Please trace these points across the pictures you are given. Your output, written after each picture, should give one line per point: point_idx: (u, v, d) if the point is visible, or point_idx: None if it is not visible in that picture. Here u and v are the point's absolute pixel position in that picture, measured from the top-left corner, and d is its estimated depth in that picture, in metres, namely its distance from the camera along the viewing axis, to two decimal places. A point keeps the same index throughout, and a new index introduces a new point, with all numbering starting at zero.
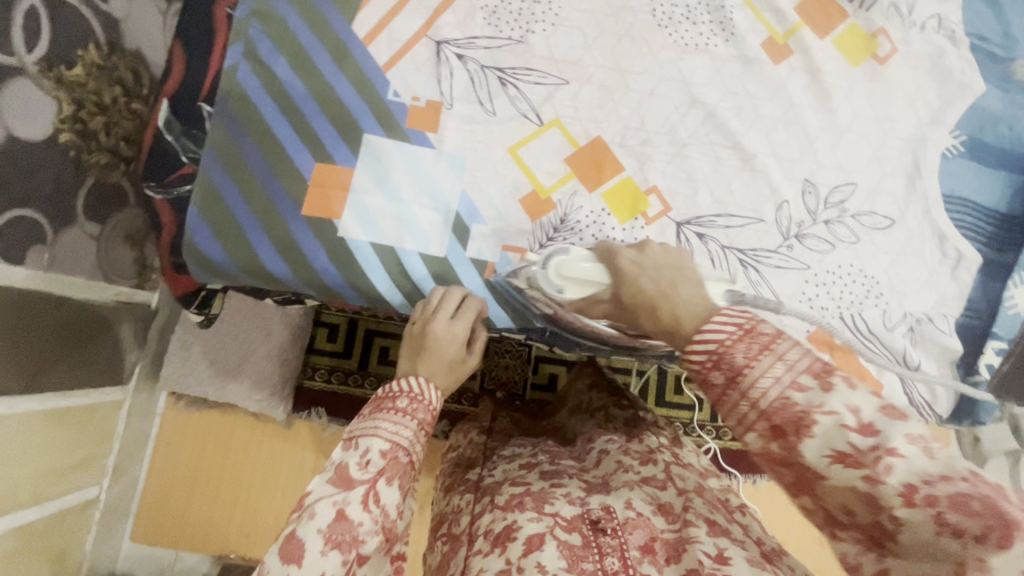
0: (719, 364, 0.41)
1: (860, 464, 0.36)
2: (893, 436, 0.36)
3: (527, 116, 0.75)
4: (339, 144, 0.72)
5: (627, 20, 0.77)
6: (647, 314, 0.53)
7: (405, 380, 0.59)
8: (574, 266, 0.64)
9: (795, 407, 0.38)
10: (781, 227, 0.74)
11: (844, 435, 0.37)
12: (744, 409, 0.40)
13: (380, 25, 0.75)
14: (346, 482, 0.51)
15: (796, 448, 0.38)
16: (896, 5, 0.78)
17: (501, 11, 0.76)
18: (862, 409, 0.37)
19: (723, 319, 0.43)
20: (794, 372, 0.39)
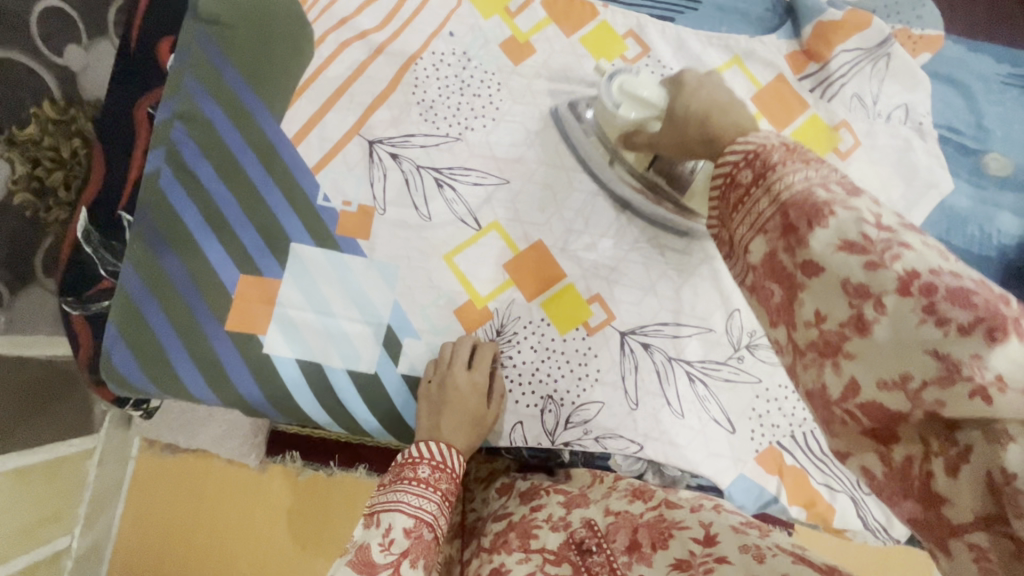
0: (753, 160, 0.38)
1: (866, 251, 0.31)
2: (906, 235, 0.31)
3: (464, 220, 0.71)
4: (265, 254, 0.69)
5: (573, 114, 0.73)
6: (695, 126, 0.50)
7: (428, 446, 0.60)
8: (640, 86, 0.62)
9: (813, 198, 0.34)
10: (730, 336, 0.71)
11: (859, 226, 0.32)
12: (763, 203, 0.37)
13: (310, 123, 0.72)
14: (368, 565, 0.51)
15: (804, 240, 0.34)
16: (858, 97, 0.73)
17: (438, 106, 0.73)
18: (883, 214, 0.33)
19: (765, 135, 0.40)
20: (825, 178, 0.35)
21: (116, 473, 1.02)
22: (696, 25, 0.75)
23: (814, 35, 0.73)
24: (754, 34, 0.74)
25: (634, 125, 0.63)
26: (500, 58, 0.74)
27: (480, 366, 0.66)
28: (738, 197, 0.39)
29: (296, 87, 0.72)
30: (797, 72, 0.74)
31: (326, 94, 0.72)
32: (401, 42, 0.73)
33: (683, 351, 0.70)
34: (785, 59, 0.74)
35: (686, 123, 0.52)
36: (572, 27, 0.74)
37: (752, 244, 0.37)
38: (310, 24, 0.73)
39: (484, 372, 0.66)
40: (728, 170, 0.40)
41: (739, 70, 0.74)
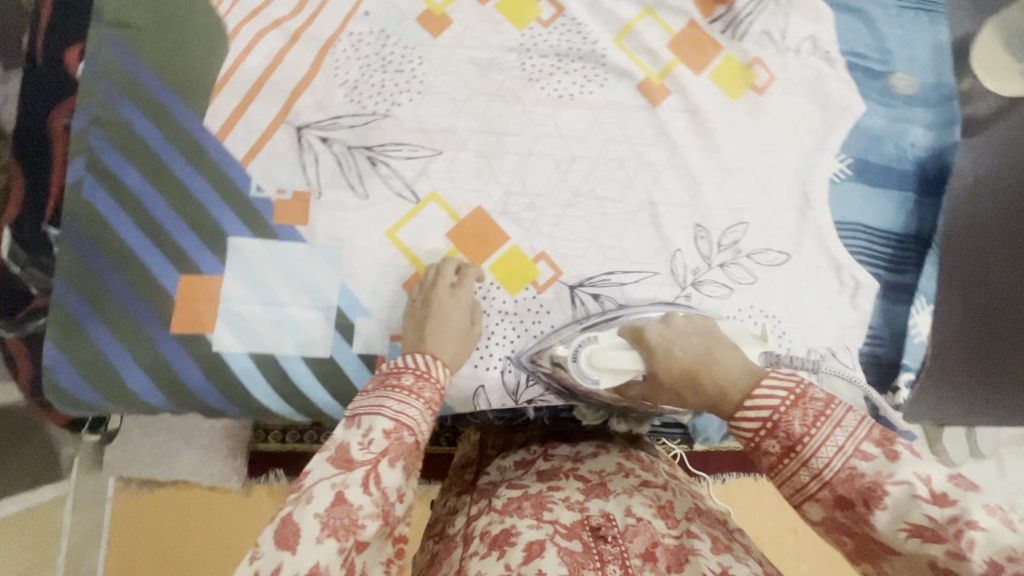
0: (774, 432, 0.43)
1: (940, 537, 0.36)
2: (971, 505, 0.36)
3: (402, 194, 0.71)
4: (203, 251, 0.68)
5: (496, 79, 0.74)
6: (688, 387, 0.55)
7: (414, 357, 0.57)
8: (609, 353, 0.63)
9: (860, 479, 0.39)
10: (676, 276, 0.73)
11: (919, 506, 0.37)
12: (806, 478, 0.41)
13: (234, 116, 0.71)
14: (347, 461, 0.46)
15: (867, 519, 0.39)
16: (767, 33, 0.77)
17: (362, 86, 0.73)
18: (933, 479, 0.38)
19: (775, 379, 0.45)
20: (856, 437, 0.41)
21: (93, 518, 0.99)
22: None
23: None
24: None
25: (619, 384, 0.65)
26: (419, 33, 0.74)
27: (463, 290, 0.67)
28: (771, 463, 0.43)
29: (215, 81, 0.71)
30: (707, 16, 0.76)
31: (248, 86, 0.72)
32: (316, 26, 0.73)
33: (633, 296, 0.72)
34: (694, 5, 0.76)
35: (681, 389, 0.57)
36: None
37: (805, 505, 0.42)
38: (222, 17, 0.72)
39: (466, 293, 0.67)
40: (750, 436, 0.45)
41: (651, 21, 0.76)
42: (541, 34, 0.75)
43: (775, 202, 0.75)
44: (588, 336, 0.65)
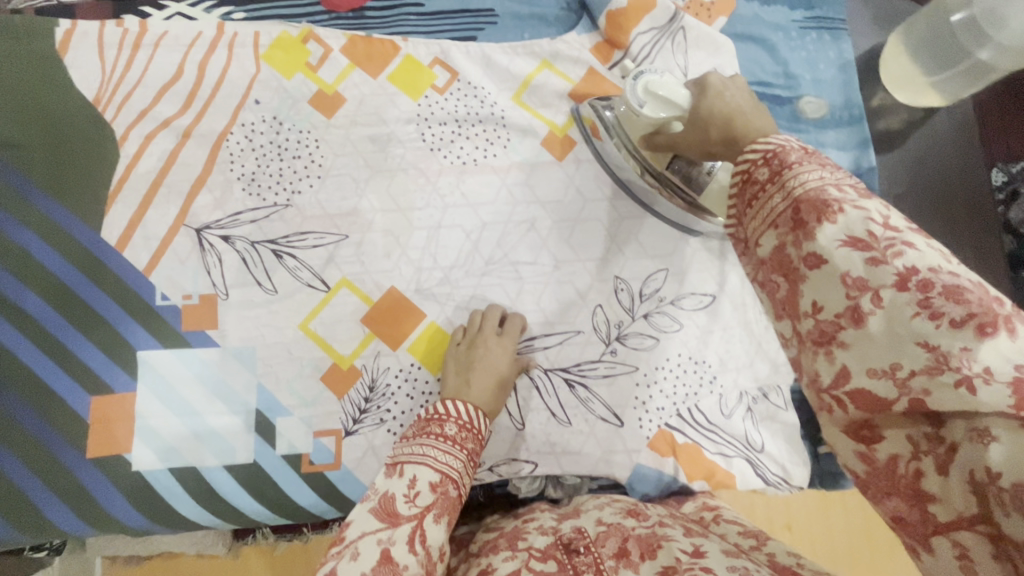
0: (769, 160, 0.38)
1: (869, 248, 0.33)
2: (910, 235, 0.32)
3: (311, 284, 0.70)
4: (113, 369, 0.67)
5: (397, 153, 0.73)
6: (720, 131, 0.46)
7: (456, 405, 0.60)
8: (663, 85, 0.57)
9: (825, 197, 0.35)
10: (600, 333, 0.71)
11: (865, 224, 0.33)
12: (777, 203, 0.36)
13: (131, 224, 0.69)
14: (392, 514, 0.49)
15: (810, 235, 0.34)
16: (667, 73, 0.74)
17: (259, 177, 0.71)
18: (890, 216, 0.33)
19: (785, 137, 0.39)
20: (838, 181, 0.36)
21: None
22: (498, 39, 0.75)
23: (610, 23, 0.73)
24: (556, 35, 0.75)
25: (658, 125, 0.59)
26: (313, 115, 0.73)
27: (510, 331, 0.68)
28: (752, 195, 0.38)
29: (108, 192, 0.70)
30: (605, 62, 0.75)
31: (142, 192, 0.70)
32: (207, 122, 0.72)
33: (557, 359, 0.70)
34: (591, 53, 0.75)
35: (707, 124, 0.48)
36: (378, 67, 0.74)
37: (763, 238, 0.38)
38: (109, 124, 0.71)
39: (512, 338, 0.68)
40: (741, 173, 0.40)
41: (550, 73, 0.75)
42: (438, 101, 0.73)
43: (694, 244, 0.73)
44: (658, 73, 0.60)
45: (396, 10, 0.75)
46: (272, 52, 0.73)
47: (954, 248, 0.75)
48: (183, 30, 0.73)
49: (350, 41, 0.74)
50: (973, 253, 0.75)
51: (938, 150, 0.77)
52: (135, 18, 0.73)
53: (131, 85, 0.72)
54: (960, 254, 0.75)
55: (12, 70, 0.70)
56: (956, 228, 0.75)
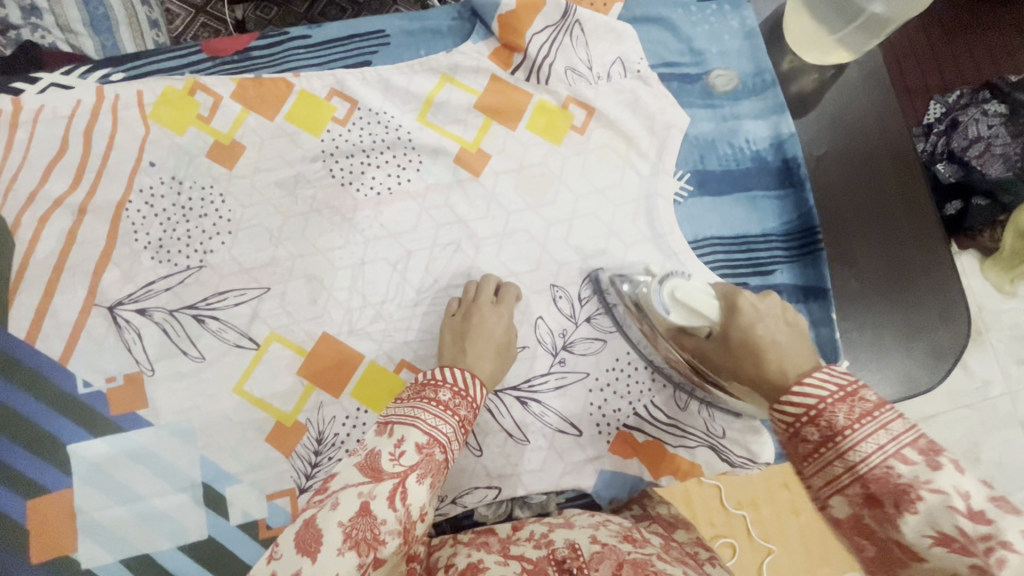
0: (816, 420, 0.38)
1: (969, 552, 0.31)
2: (1007, 528, 0.30)
3: (239, 344, 0.67)
4: (45, 467, 0.64)
5: (307, 195, 0.70)
6: (751, 364, 0.51)
7: (452, 373, 0.58)
8: (689, 293, 0.59)
9: (894, 479, 0.34)
10: (545, 345, 0.70)
11: (952, 518, 0.31)
12: (838, 470, 0.36)
13: (38, 313, 0.66)
14: (375, 472, 0.47)
15: (893, 522, 0.34)
16: (572, 69, 0.73)
17: (167, 243, 0.68)
18: (974, 495, 0.32)
19: (824, 372, 0.40)
20: (900, 441, 0.35)
21: None
22: (394, 59, 0.72)
23: (503, 29, 0.71)
24: (452, 47, 0.73)
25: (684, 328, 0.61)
26: (212, 168, 0.69)
27: (504, 302, 0.67)
28: (806, 452, 0.39)
29: (7, 284, 0.66)
30: (507, 67, 0.73)
31: (45, 278, 0.66)
32: (101, 194, 0.68)
33: (506, 379, 0.69)
34: (490, 60, 0.72)
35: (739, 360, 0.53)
36: (273, 108, 0.71)
37: (829, 499, 0.37)
38: None
39: (509, 305, 0.67)
40: (788, 419, 0.40)
41: (452, 87, 0.72)
42: (341, 134, 0.71)
43: (626, 239, 0.72)
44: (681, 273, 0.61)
45: (283, 46, 0.72)
46: (158, 109, 0.69)
47: (881, 197, 0.73)
48: (60, 101, 0.69)
49: (239, 85, 0.70)
50: (902, 199, 0.73)
51: (857, 101, 0.75)
52: (6, 96, 0.69)
53: (14, 167, 0.68)
54: (889, 203, 0.73)
55: None
56: (887, 201, 0.73)
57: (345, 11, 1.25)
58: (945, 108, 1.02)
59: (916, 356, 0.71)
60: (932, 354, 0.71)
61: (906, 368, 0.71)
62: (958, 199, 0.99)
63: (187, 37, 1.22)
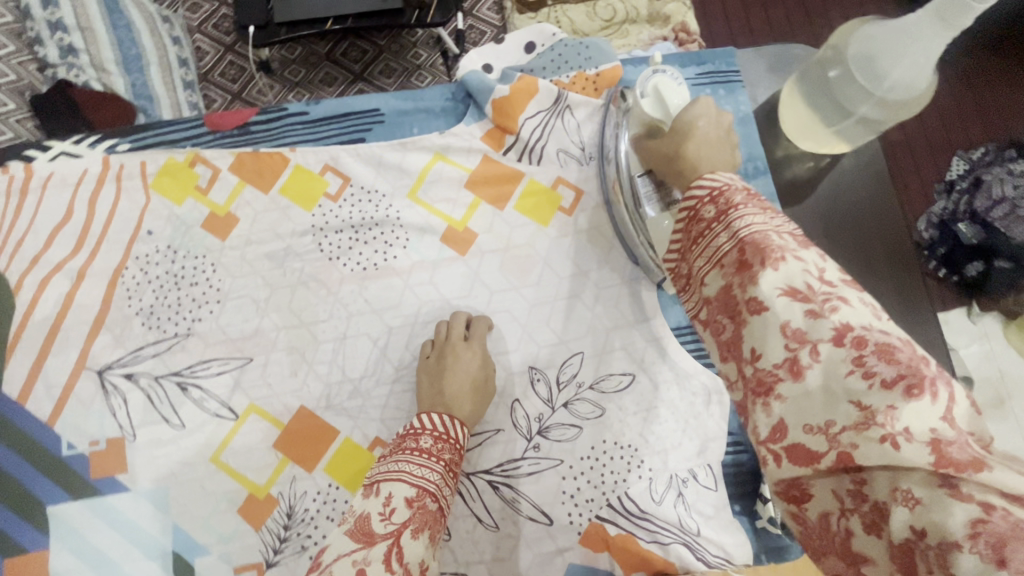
0: (716, 199, 0.40)
1: (808, 300, 0.33)
2: (846, 290, 0.33)
3: (219, 414, 0.68)
4: (24, 526, 0.65)
5: (296, 268, 0.71)
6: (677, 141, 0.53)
7: (431, 417, 0.61)
8: (671, 93, 0.61)
9: (768, 241, 0.35)
10: (520, 429, 0.69)
11: (804, 276, 0.34)
12: (722, 241, 0.38)
13: (30, 376, 0.68)
14: (368, 535, 0.49)
15: (754, 278, 0.35)
16: (564, 151, 0.74)
17: (158, 309, 0.70)
18: (828, 269, 0.34)
19: (730, 176, 0.42)
20: (780, 226, 0.37)
21: None
22: (388, 137, 0.74)
23: (495, 111, 0.72)
24: (445, 127, 0.74)
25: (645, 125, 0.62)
26: (207, 238, 0.72)
27: (476, 333, 0.68)
28: (698, 233, 0.40)
29: (6, 344, 0.69)
30: (498, 148, 0.74)
31: (40, 339, 0.69)
32: (101, 259, 0.71)
33: (479, 463, 0.68)
34: (482, 140, 0.74)
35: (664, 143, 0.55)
36: (268, 182, 0.73)
37: (708, 278, 0.39)
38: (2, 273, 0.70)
39: (480, 341, 0.68)
40: (688, 208, 0.42)
41: (444, 165, 0.74)
42: (332, 210, 0.73)
43: (608, 322, 0.72)
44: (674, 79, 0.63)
45: (281, 121, 0.74)
46: (159, 179, 0.72)
47: (876, 289, 0.74)
48: (69, 169, 0.72)
49: (238, 158, 0.73)
50: (897, 292, 0.74)
51: (855, 192, 0.76)
52: (19, 163, 0.72)
53: (21, 231, 0.71)
54: (884, 299, 0.74)
55: None
56: (876, 288, 0.74)
57: (365, 53, 1.30)
58: (968, 166, 1.05)
59: None
60: None
61: None
62: (980, 259, 0.99)
63: (214, 74, 1.28)
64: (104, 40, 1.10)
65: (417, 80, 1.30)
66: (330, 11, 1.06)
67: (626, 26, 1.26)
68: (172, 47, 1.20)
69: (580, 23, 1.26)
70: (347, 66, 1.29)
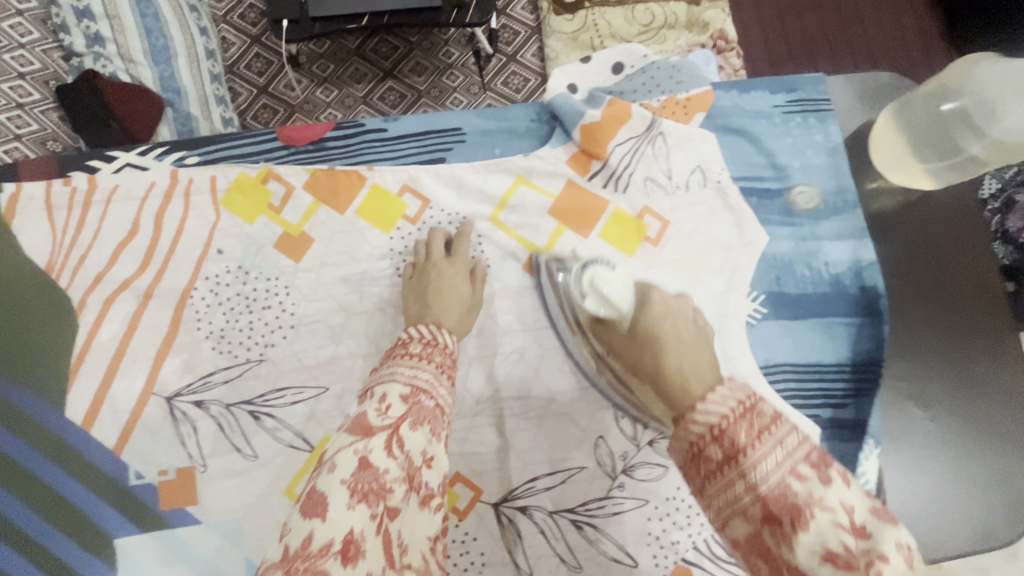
0: (719, 438, 0.38)
1: (851, 566, 0.33)
2: (884, 540, 0.33)
3: (293, 444, 0.65)
4: (91, 559, 0.63)
5: (373, 293, 0.69)
6: (651, 359, 0.50)
7: (419, 328, 0.58)
8: (607, 284, 0.59)
9: (790, 491, 0.35)
10: (605, 467, 0.67)
11: (838, 535, 0.34)
12: (743, 495, 0.37)
13: (96, 401, 0.65)
14: (365, 428, 0.46)
15: (789, 538, 0.35)
16: (651, 179, 0.71)
17: (229, 333, 0.67)
18: (856, 509, 0.35)
19: (721, 393, 0.40)
20: (794, 457, 0.36)
21: None
22: (468, 158, 0.71)
23: (584, 136, 0.69)
24: (528, 149, 0.71)
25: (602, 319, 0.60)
26: (280, 260, 0.69)
27: (460, 251, 0.67)
28: (709, 470, 0.39)
29: (69, 368, 0.66)
30: (584, 173, 0.71)
31: (105, 363, 0.66)
32: (168, 280, 0.67)
33: (563, 501, 0.66)
34: (568, 164, 0.71)
35: (641, 351, 0.52)
36: (344, 202, 0.69)
37: (732, 522, 0.38)
38: (66, 292, 0.67)
39: (463, 260, 0.67)
40: (694, 439, 0.40)
41: (527, 189, 0.71)
42: (411, 233, 0.70)
43: None
44: (606, 265, 0.62)
45: (357, 138, 0.71)
46: (230, 195, 0.69)
47: (962, 340, 0.72)
48: (134, 182, 0.69)
49: (312, 176, 0.70)
50: (984, 346, 0.72)
51: (941, 236, 0.74)
52: (82, 175, 0.68)
53: (84, 247, 0.68)
54: (971, 347, 0.72)
55: None
56: (964, 333, 0.72)
57: (396, 49, 1.24)
58: None
59: (997, 510, 0.69)
60: (1014, 506, 0.69)
61: (985, 520, 0.69)
62: None
63: (241, 66, 1.22)
64: (132, 29, 1.02)
65: (448, 79, 1.24)
66: (365, 7, 0.99)
67: (664, 31, 1.18)
68: (199, 38, 1.11)
69: (620, 27, 1.18)
70: (376, 62, 1.24)
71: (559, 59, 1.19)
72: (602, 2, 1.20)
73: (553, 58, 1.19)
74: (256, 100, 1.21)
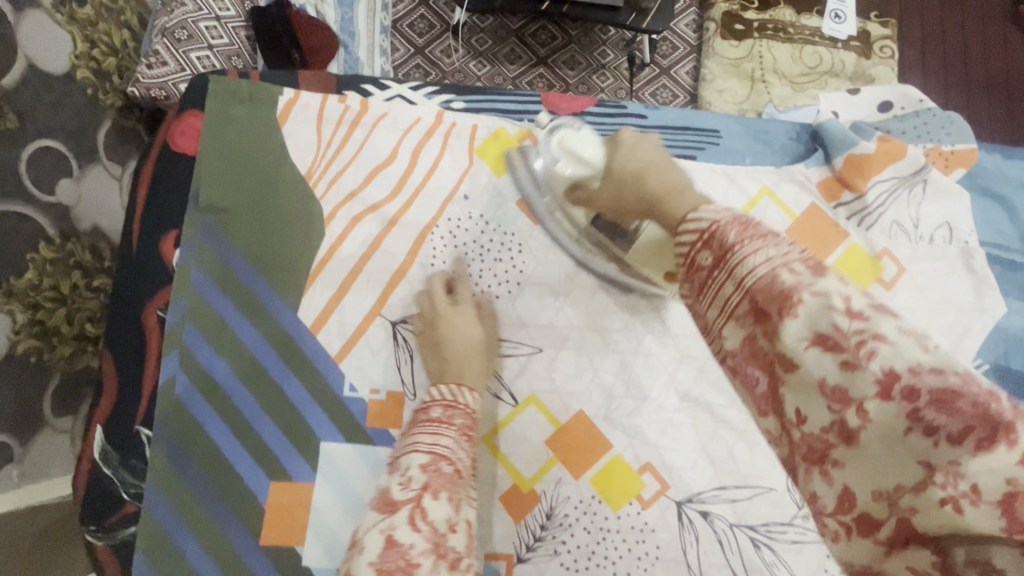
0: (709, 242, 0.39)
1: (841, 347, 0.32)
2: (881, 322, 0.32)
3: (499, 396, 0.67)
4: (295, 457, 0.66)
5: (599, 270, 0.70)
6: (633, 191, 0.51)
7: (441, 388, 0.60)
8: (576, 142, 0.61)
9: (779, 281, 0.35)
10: (792, 494, 0.67)
11: (829, 314, 0.33)
12: (730, 290, 0.37)
13: (327, 308, 0.68)
14: (390, 504, 0.47)
15: (778, 329, 0.34)
16: (898, 224, 0.69)
17: (459, 277, 0.69)
18: (853, 297, 0.33)
19: (719, 208, 0.41)
20: (788, 256, 0.36)
21: None
22: (720, 159, 0.71)
23: (847, 165, 0.69)
24: (781, 163, 0.71)
25: (574, 182, 0.63)
26: (519, 218, 0.71)
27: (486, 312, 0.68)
28: (701, 280, 0.39)
29: (310, 271, 0.69)
30: (831, 199, 0.70)
31: (341, 275, 0.69)
32: (414, 211, 0.70)
33: (745, 516, 0.66)
34: (817, 186, 0.70)
35: (623, 190, 0.52)
36: None
37: (726, 330, 0.38)
38: (318, 201, 0.70)
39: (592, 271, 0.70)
40: (686, 249, 0.41)
41: (770, 202, 0.70)
42: None
43: None
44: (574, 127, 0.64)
45: (616, 118, 0.73)
46: (486, 145, 0.72)
47: None
48: (402, 114, 0.72)
49: None
50: None
51: None
52: (357, 96, 0.73)
53: (342, 163, 0.71)
54: None
55: (232, 140, 0.70)
56: None
57: (554, 40, 1.20)
58: None
59: None
60: None
61: None
62: None
63: (403, 23, 1.20)
64: None
65: (598, 79, 1.20)
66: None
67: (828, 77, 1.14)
68: None
69: (783, 64, 1.14)
70: (532, 47, 1.20)
71: (714, 81, 1.14)
72: (772, 36, 1.16)
73: (708, 80, 1.15)
74: (411, 59, 1.19)
